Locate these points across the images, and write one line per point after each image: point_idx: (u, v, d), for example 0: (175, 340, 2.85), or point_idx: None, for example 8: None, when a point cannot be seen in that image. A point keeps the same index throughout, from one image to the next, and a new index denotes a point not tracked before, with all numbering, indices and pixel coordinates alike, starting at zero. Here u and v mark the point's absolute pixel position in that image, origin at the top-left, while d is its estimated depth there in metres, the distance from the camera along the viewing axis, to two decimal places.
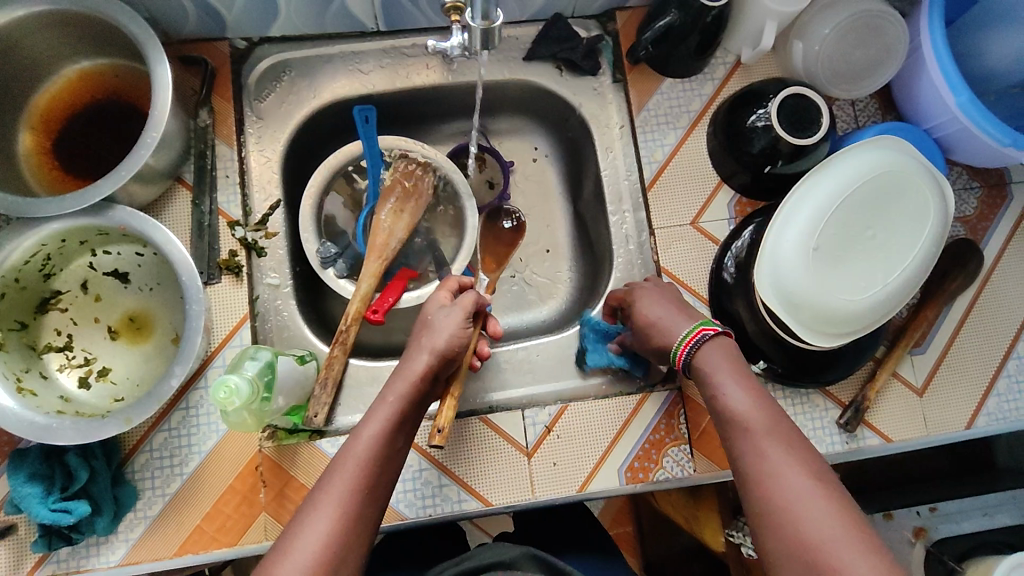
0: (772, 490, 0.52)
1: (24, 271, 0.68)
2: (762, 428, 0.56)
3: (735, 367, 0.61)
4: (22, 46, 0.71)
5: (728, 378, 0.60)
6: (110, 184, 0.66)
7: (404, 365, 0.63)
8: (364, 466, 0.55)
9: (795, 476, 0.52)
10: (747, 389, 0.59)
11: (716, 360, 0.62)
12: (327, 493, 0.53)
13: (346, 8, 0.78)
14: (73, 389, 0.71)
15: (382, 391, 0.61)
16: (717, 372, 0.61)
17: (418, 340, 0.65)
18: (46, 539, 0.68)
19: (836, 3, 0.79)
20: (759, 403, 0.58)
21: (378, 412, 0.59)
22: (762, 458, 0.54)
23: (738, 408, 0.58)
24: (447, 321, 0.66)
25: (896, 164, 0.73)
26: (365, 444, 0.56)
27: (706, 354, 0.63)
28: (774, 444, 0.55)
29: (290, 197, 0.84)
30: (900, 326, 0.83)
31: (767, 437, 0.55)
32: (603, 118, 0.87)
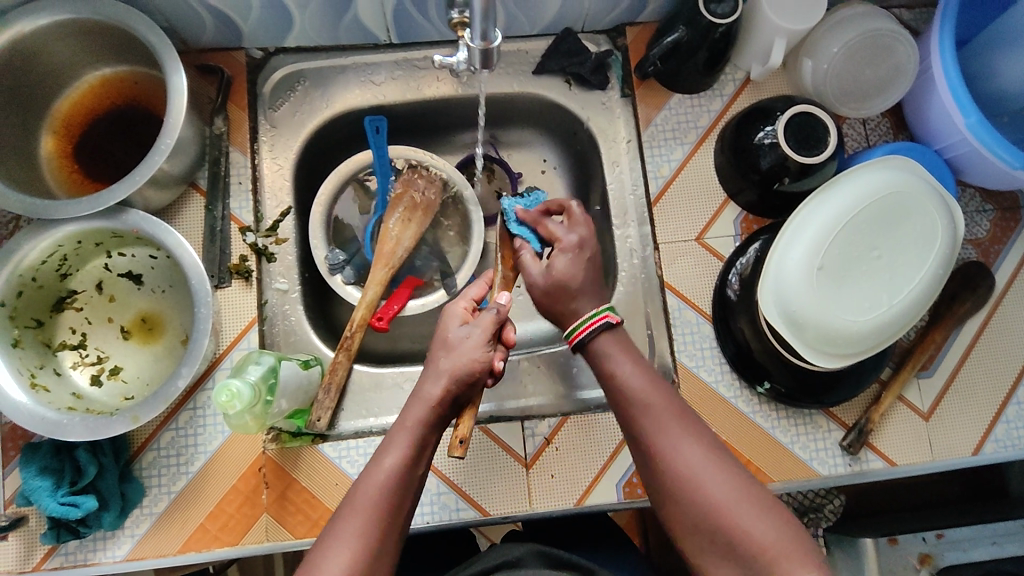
0: (673, 468, 0.56)
1: (41, 270, 0.71)
2: (655, 409, 0.59)
3: (629, 353, 0.63)
4: (47, 54, 0.74)
5: (620, 363, 0.62)
6: (124, 189, 0.68)
7: (421, 389, 0.61)
8: (383, 499, 0.55)
9: (690, 452, 0.56)
10: (639, 373, 0.61)
11: (609, 350, 0.63)
12: (344, 530, 0.54)
13: (359, 21, 0.80)
14: (85, 386, 0.73)
15: (399, 417, 0.61)
16: (612, 356, 0.62)
17: (437, 360, 0.62)
18: (55, 531, 0.70)
19: (846, 22, 0.80)
20: (652, 384, 0.60)
21: (396, 443, 0.59)
22: (659, 439, 0.57)
23: (635, 395, 0.60)
24: (467, 343, 0.62)
25: (906, 189, 0.73)
26: (383, 475, 0.56)
27: (599, 344, 0.63)
28: (672, 425, 0.58)
29: (301, 204, 0.86)
30: (907, 348, 0.82)
31: (664, 419, 0.58)
32: (611, 133, 0.87)
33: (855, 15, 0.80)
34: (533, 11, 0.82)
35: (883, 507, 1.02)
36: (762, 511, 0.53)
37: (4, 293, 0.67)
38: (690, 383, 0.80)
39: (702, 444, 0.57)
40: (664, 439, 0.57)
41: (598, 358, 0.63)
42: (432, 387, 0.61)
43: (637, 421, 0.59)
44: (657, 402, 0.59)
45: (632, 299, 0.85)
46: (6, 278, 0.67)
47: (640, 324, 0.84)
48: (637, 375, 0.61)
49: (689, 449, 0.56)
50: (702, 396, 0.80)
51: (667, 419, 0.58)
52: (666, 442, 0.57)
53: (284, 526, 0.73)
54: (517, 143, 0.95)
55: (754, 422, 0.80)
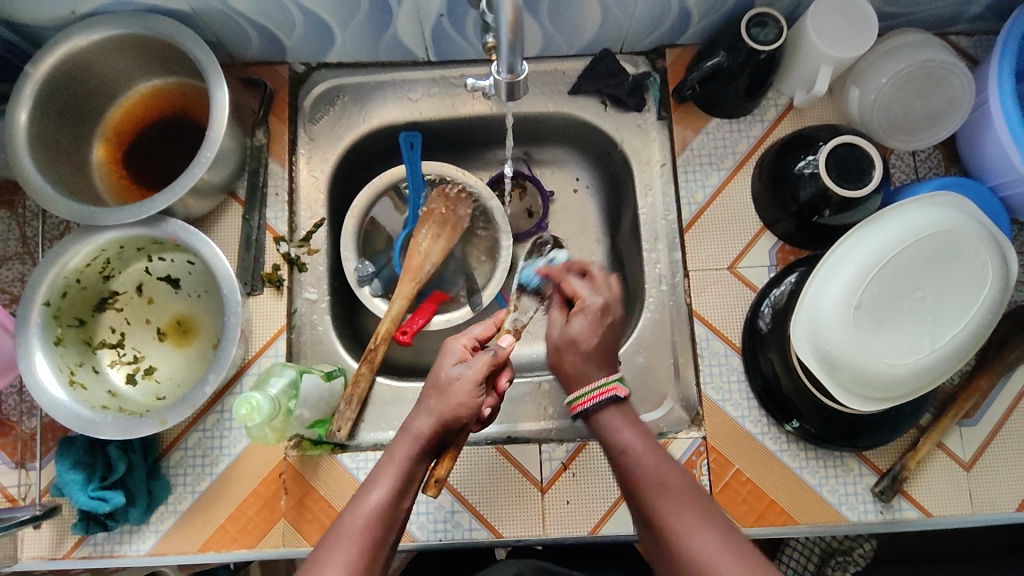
0: (685, 553, 0.53)
1: (86, 272, 0.74)
2: (668, 490, 0.56)
3: (637, 429, 0.60)
4: (101, 66, 0.77)
5: (630, 440, 0.59)
6: (165, 199, 0.71)
7: (410, 421, 0.62)
8: (369, 530, 0.55)
9: (706, 538, 0.53)
10: (646, 446, 0.59)
11: (618, 425, 0.60)
12: (331, 558, 0.53)
13: (399, 39, 0.81)
14: (121, 384, 0.76)
15: (387, 449, 0.61)
16: (620, 433, 0.60)
17: (427, 396, 0.63)
18: (85, 522, 0.73)
19: (897, 51, 0.77)
20: (659, 460, 0.58)
21: (385, 473, 0.59)
22: (673, 526, 0.54)
23: (642, 469, 0.58)
24: (457, 385, 0.62)
25: (957, 228, 0.69)
26: (370, 507, 0.57)
27: (607, 420, 0.61)
28: (685, 507, 0.55)
29: (335, 215, 0.87)
30: (950, 394, 0.78)
31: (675, 504, 0.55)
32: (645, 155, 0.86)
33: (908, 44, 0.77)
34: (571, 33, 0.82)
35: (915, 553, 0.98)
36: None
37: (49, 293, 0.71)
38: (715, 416, 0.78)
39: (718, 528, 0.54)
40: (675, 523, 0.54)
41: (605, 432, 0.61)
42: (419, 423, 0.61)
43: (645, 497, 0.57)
44: (672, 482, 0.57)
45: (659, 326, 0.84)
46: (52, 279, 0.71)
47: (665, 352, 0.83)
48: (646, 452, 0.58)
49: (702, 533, 0.53)
50: (727, 430, 0.78)
51: (678, 501, 0.55)
52: (680, 527, 0.54)
53: (300, 533, 0.75)
54: (551, 161, 0.95)
55: (780, 461, 0.77)
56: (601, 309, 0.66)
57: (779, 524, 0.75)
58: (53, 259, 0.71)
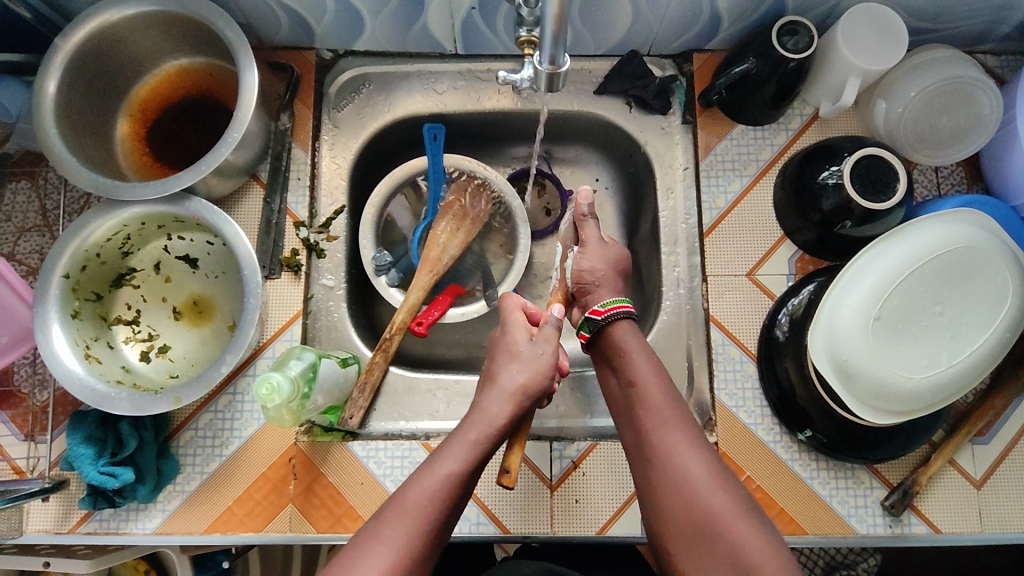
0: (671, 467, 0.59)
1: (106, 247, 0.74)
2: (663, 410, 0.62)
3: (644, 348, 0.68)
4: (130, 42, 0.77)
5: (636, 359, 0.66)
6: (190, 176, 0.71)
7: (488, 405, 0.64)
8: (432, 503, 0.57)
9: (694, 458, 0.59)
10: (652, 372, 0.65)
11: (628, 338, 0.68)
12: (390, 521, 0.55)
13: (428, 30, 0.81)
14: (135, 361, 0.76)
15: (460, 428, 0.63)
16: (628, 350, 0.67)
17: (508, 371, 0.66)
18: (92, 498, 0.72)
19: (924, 65, 0.77)
20: (660, 383, 0.65)
21: (456, 450, 0.60)
22: (661, 441, 0.60)
23: (644, 391, 0.64)
24: (540, 360, 0.67)
25: (979, 244, 0.69)
26: (436, 477, 0.58)
27: (620, 330, 0.69)
28: (677, 428, 0.61)
29: (354, 204, 0.87)
30: (963, 411, 0.78)
31: (670, 422, 0.61)
32: (667, 158, 0.86)
33: (937, 59, 0.77)
34: (601, 32, 0.82)
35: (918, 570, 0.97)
36: (757, 525, 0.55)
37: (69, 265, 0.71)
38: (727, 422, 0.78)
39: (708, 459, 0.59)
40: (669, 440, 0.60)
41: (614, 346, 0.69)
42: (491, 405, 0.64)
43: (642, 416, 0.63)
44: (666, 411, 0.62)
45: (674, 330, 0.83)
46: (73, 251, 0.71)
47: (679, 356, 0.82)
48: (652, 380, 0.65)
49: (690, 457, 0.59)
50: (738, 437, 0.78)
51: (670, 422, 0.62)
52: (669, 447, 0.60)
53: (307, 519, 0.74)
54: (571, 160, 0.95)
55: (791, 470, 0.77)
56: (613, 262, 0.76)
57: (786, 534, 0.75)
58: (75, 232, 0.71)
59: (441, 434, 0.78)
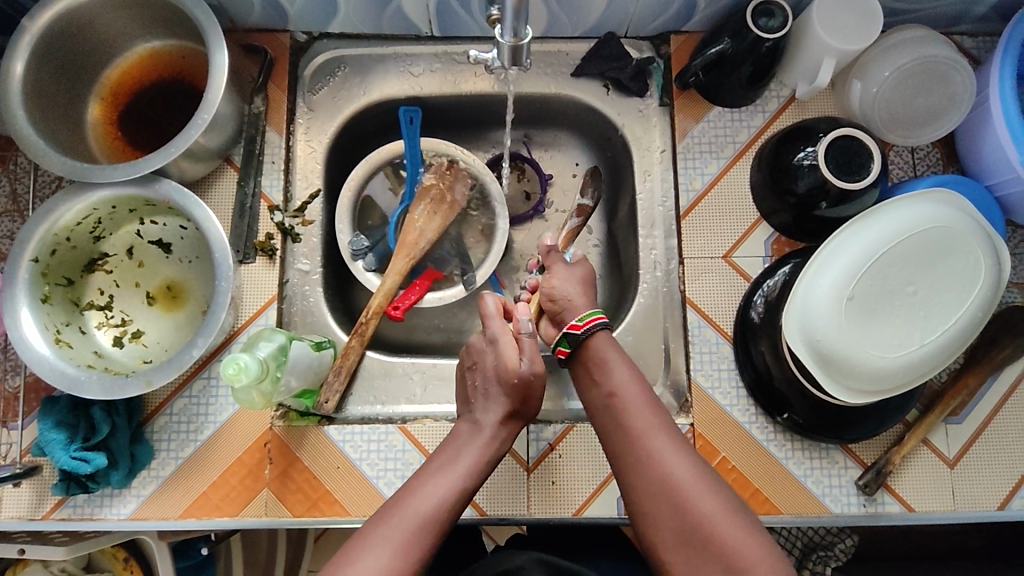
0: (655, 469, 0.59)
1: (76, 231, 0.74)
2: (643, 415, 0.62)
3: (623, 357, 0.67)
4: (98, 25, 0.76)
5: (616, 368, 0.66)
6: (160, 159, 0.70)
7: (474, 428, 0.66)
8: (420, 529, 0.57)
9: (675, 459, 0.59)
10: (634, 384, 0.65)
11: (607, 348, 0.68)
12: (384, 529, 0.57)
13: (403, 11, 0.81)
14: (107, 346, 0.75)
15: (446, 452, 0.65)
16: (606, 360, 0.67)
17: (483, 404, 0.68)
18: (65, 484, 0.72)
19: (899, 46, 0.77)
20: (639, 391, 0.64)
21: (444, 472, 0.62)
22: (645, 447, 0.60)
23: (626, 399, 0.64)
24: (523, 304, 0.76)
25: (950, 221, 0.69)
26: (427, 500, 0.59)
27: (598, 342, 0.68)
28: (660, 435, 0.60)
29: (330, 188, 0.87)
30: (937, 390, 0.78)
31: (651, 426, 0.61)
32: (645, 141, 0.86)
33: (911, 38, 0.77)
34: (577, 14, 0.82)
35: (902, 552, 0.97)
36: (743, 524, 0.55)
37: (38, 249, 0.70)
38: (703, 403, 0.78)
39: (690, 459, 0.59)
40: (650, 442, 0.60)
41: (594, 358, 0.68)
42: (484, 428, 0.66)
43: (625, 425, 0.62)
44: (648, 419, 0.62)
45: (651, 312, 0.83)
46: (42, 235, 0.70)
47: (656, 338, 0.83)
48: (630, 385, 0.64)
49: (673, 457, 0.59)
50: (714, 417, 0.78)
51: (653, 428, 0.61)
52: (653, 451, 0.60)
53: (283, 503, 0.74)
54: (550, 144, 0.94)
55: (766, 451, 0.77)
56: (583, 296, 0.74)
57: (761, 514, 0.75)
58: (43, 215, 0.70)
59: (418, 418, 0.78)
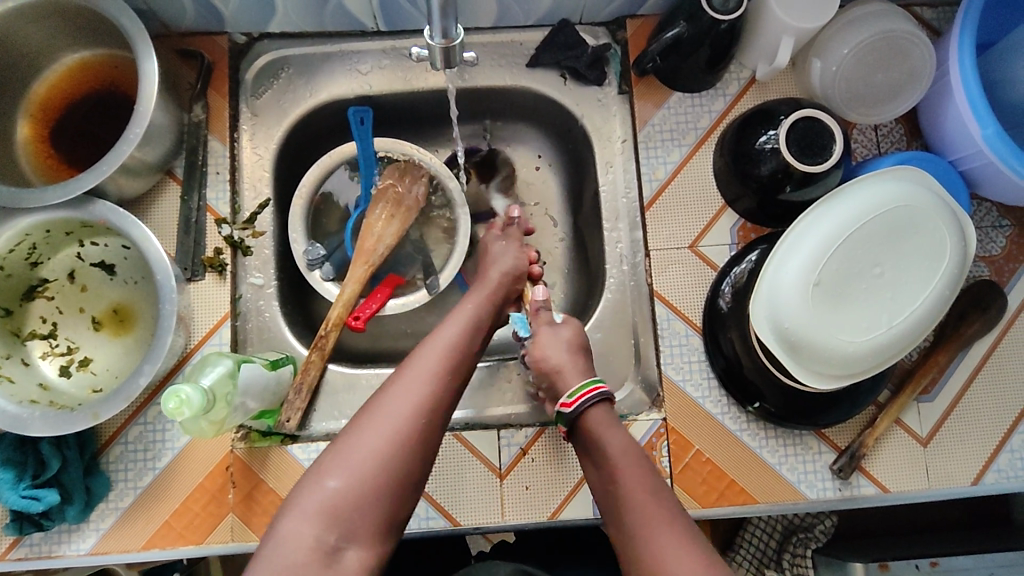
0: (659, 574, 0.50)
1: (9, 258, 0.70)
2: (647, 505, 0.53)
3: (620, 429, 0.59)
4: (17, 37, 0.72)
5: (614, 443, 0.58)
6: (91, 178, 0.66)
7: (414, 359, 0.58)
8: (363, 480, 0.51)
9: (679, 560, 0.50)
10: (634, 465, 0.56)
11: (605, 424, 0.60)
12: (307, 497, 0.50)
13: (344, 6, 0.77)
14: (53, 377, 0.72)
15: (388, 383, 0.57)
16: (602, 432, 0.59)
17: (429, 339, 0.61)
18: (18, 523, 0.69)
19: (858, 21, 0.74)
20: (643, 475, 0.56)
21: (387, 408, 0.54)
22: (646, 544, 0.52)
23: (628, 484, 0.55)
24: (502, 249, 0.75)
25: (915, 200, 0.68)
26: (366, 446, 0.52)
27: (594, 417, 0.60)
28: (664, 528, 0.52)
29: (282, 196, 0.83)
30: (908, 369, 0.77)
31: (655, 516, 0.53)
32: (605, 131, 0.84)
33: (869, 14, 0.75)
34: (527, 2, 0.78)
35: (881, 527, 0.98)
36: None
37: None
38: (676, 398, 0.77)
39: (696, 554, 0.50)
40: (655, 542, 0.51)
41: (590, 436, 0.60)
42: (422, 361, 0.58)
43: (626, 516, 0.54)
44: (652, 504, 0.53)
45: (620, 306, 0.82)
46: None
47: (625, 333, 0.81)
48: (633, 469, 0.56)
49: (677, 553, 0.50)
50: (687, 411, 0.77)
51: (655, 520, 0.53)
52: (654, 547, 0.51)
53: (250, 527, 0.72)
54: (509, 137, 0.92)
55: (741, 442, 0.76)
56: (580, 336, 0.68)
57: (738, 504, 0.75)
58: None
59: None
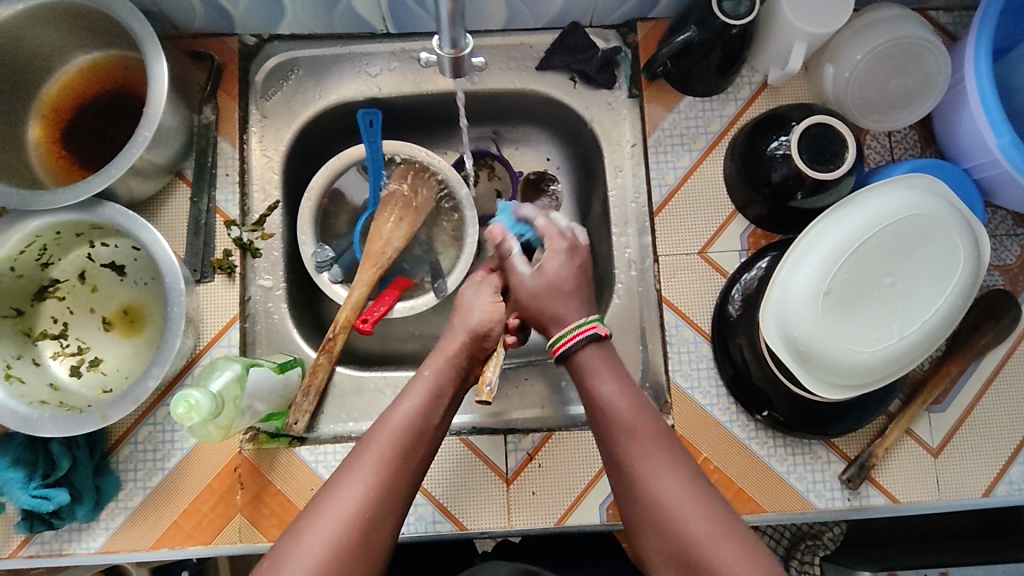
0: (649, 498, 0.56)
1: (20, 260, 0.70)
2: (636, 436, 0.59)
3: (612, 367, 0.64)
4: (29, 39, 0.72)
5: (604, 380, 0.63)
6: (102, 181, 0.67)
7: (383, 420, 0.60)
8: (338, 546, 0.52)
9: (671, 484, 0.56)
10: (625, 397, 0.62)
11: (596, 362, 0.64)
12: (300, 544, 0.52)
13: (354, 9, 0.77)
14: (64, 377, 0.73)
15: (358, 447, 0.58)
16: (595, 371, 0.63)
17: (400, 397, 0.62)
18: (29, 522, 0.69)
19: (872, 27, 0.74)
20: (633, 405, 0.61)
21: (356, 474, 0.56)
22: (637, 467, 0.58)
23: (618, 418, 0.61)
24: (475, 298, 0.69)
25: (928, 209, 0.67)
26: (340, 510, 0.54)
27: (584, 357, 0.64)
28: (656, 456, 0.58)
29: (291, 198, 0.83)
30: (920, 379, 0.77)
31: (647, 450, 0.58)
32: (615, 134, 0.83)
33: (883, 19, 0.74)
34: (537, 5, 0.78)
35: (890, 535, 0.97)
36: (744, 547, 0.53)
37: None
38: (684, 404, 0.77)
39: (688, 481, 0.57)
40: (645, 468, 0.57)
41: (581, 372, 0.64)
42: (389, 424, 0.59)
43: (617, 446, 0.60)
44: (645, 432, 0.59)
45: (629, 311, 0.80)
46: None
47: (634, 339, 0.80)
48: (621, 400, 0.61)
49: (668, 480, 0.56)
50: (695, 418, 0.76)
51: (648, 450, 0.58)
52: (646, 469, 0.57)
53: (257, 528, 0.72)
54: (518, 140, 0.91)
55: (749, 449, 0.76)
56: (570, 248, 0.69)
57: (745, 513, 0.74)
58: None
59: None
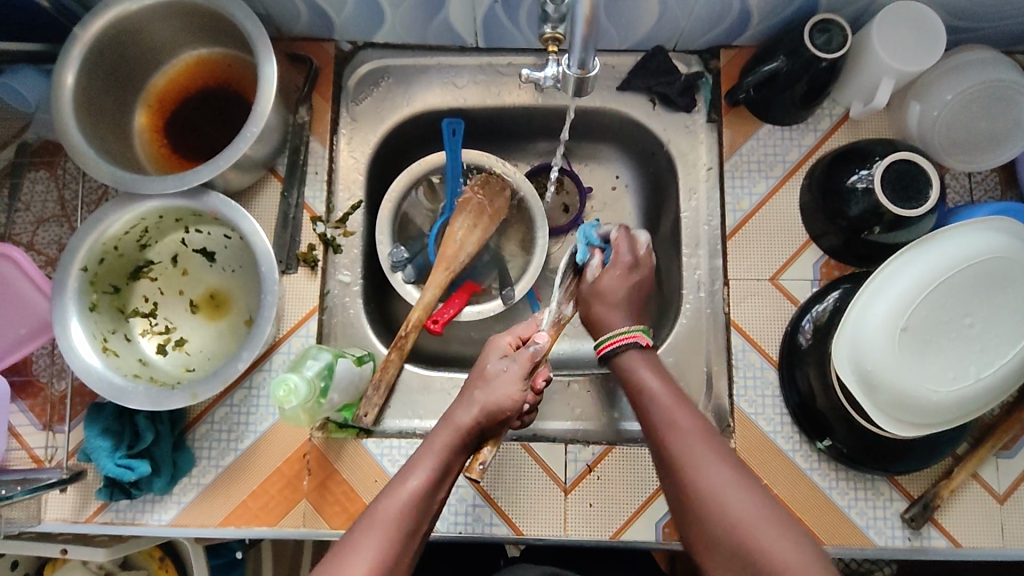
0: (703, 488, 0.57)
1: (123, 241, 0.74)
2: (679, 429, 0.61)
3: (656, 368, 0.67)
4: (147, 34, 0.77)
5: (649, 378, 0.66)
6: (208, 171, 0.71)
7: (391, 491, 0.59)
8: None
9: (718, 473, 0.57)
10: (664, 385, 0.65)
11: (637, 363, 0.67)
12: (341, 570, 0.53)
13: (449, 23, 0.80)
14: (152, 354, 0.76)
15: (367, 512, 0.58)
16: (636, 371, 0.67)
17: (410, 466, 0.62)
18: (109, 489, 0.73)
19: (962, 68, 0.74)
20: (678, 403, 0.63)
21: (370, 537, 0.56)
22: (686, 459, 0.59)
23: (660, 413, 0.63)
24: (503, 378, 0.67)
25: (1009, 253, 0.67)
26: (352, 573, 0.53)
27: (626, 358, 0.68)
28: (698, 443, 0.59)
29: (371, 198, 0.86)
30: (989, 423, 0.76)
31: (696, 446, 0.59)
32: (691, 157, 0.84)
33: (976, 60, 0.74)
34: (625, 27, 0.80)
35: None
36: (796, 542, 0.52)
37: (87, 258, 0.71)
38: (746, 430, 0.77)
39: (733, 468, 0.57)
40: (701, 467, 0.58)
41: (624, 372, 0.68)
42: (397, 498, 0.59)
43: (667, 444, 0.61)
44: (689, 424, 0.61)
45: (694, 333, 0.82)
46: (91, 244, 0.71)
47: (698, 360, 0.81)
48: (665, 394, 0.64)
49: (716, 468, 0.57)
50: (756, 443, 0.77)
51: (696, 441, 0.59)
52: (693, 459, 0.58)
53: (321, 515, 0.74)
54: (590, 156, 0.93)
55: (811, 480, 0.76)
56: (631, 265, 0.73)
57: None
58: (92, 225, 0.71)
59: None
